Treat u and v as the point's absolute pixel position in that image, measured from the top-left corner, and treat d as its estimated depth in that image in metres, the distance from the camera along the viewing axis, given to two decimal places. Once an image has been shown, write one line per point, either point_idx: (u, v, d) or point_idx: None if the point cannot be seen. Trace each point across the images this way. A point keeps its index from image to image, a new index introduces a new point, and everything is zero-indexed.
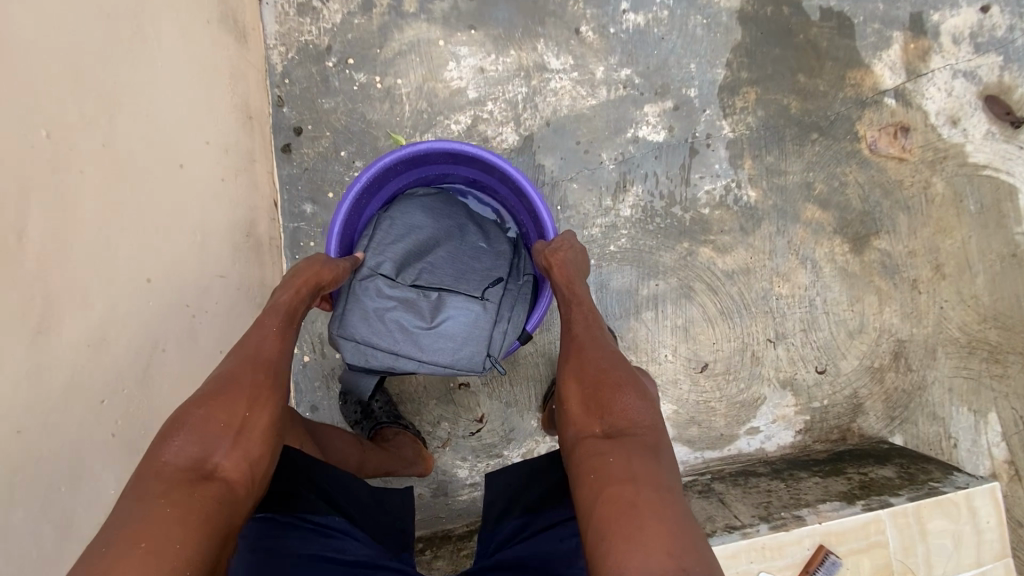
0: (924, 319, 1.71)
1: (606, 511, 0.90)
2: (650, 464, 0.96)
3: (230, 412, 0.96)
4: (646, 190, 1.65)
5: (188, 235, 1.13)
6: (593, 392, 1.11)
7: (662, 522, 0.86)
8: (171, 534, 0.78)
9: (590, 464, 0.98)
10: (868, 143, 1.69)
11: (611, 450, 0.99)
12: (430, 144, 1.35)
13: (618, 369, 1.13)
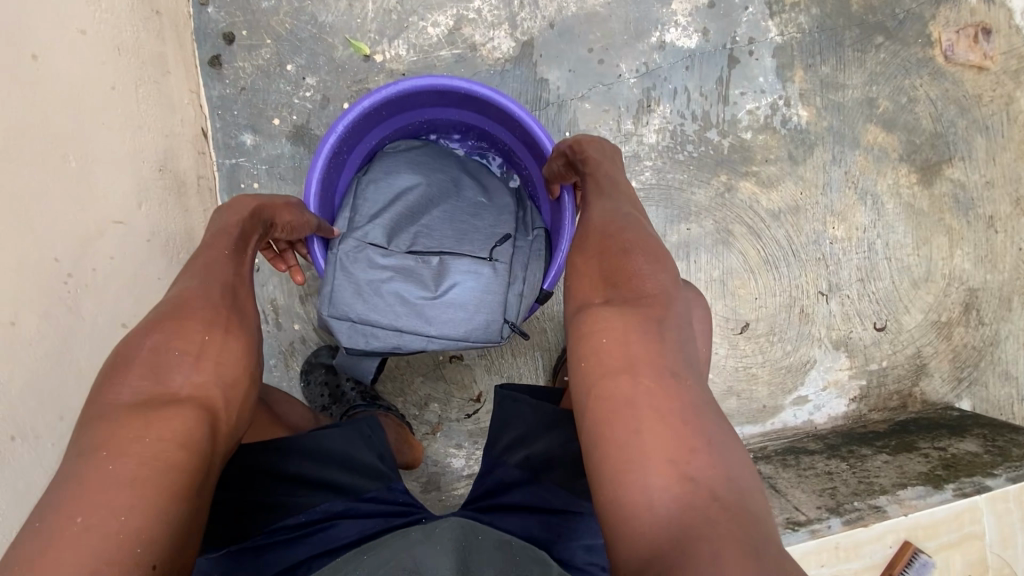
0: (1000, 263, 1.44)
1: (599, 417, 0.66)
2: (665, 357, 0.69)
3: (190, 333, 0.68)
4: (675, 111, 1.33)
5: (54, 159, 0.78)
6: (598, 259, 0.80)
7: (668, 428, 0.63)
8: (115, 501, 0.54)
9: (590, 349, 0.72)
10: (944, 48, 1.36)
11: (622, 331, 0.71)
12: (419, 77, 0.99)
13: (629, 233, 0.81)
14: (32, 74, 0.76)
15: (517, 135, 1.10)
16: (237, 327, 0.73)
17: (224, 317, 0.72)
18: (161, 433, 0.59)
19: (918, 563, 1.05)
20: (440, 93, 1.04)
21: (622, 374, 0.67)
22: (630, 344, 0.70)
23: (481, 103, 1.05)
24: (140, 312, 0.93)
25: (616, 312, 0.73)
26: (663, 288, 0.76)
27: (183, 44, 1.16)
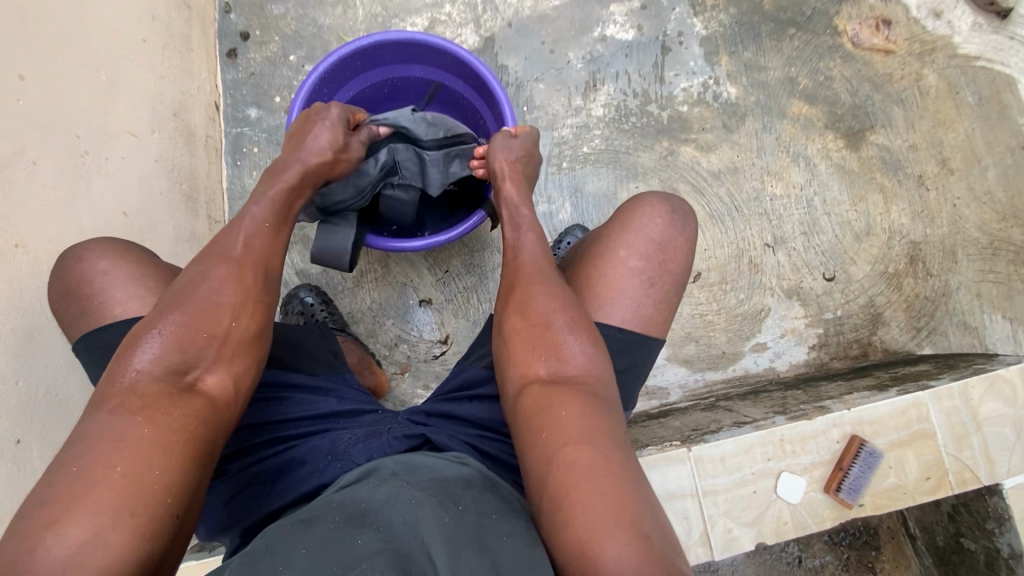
0: (937, 218, 1.53)
1: (561, 479, 0.66)
2: (606, 428, 0.70)
3: (208, 319, 0.74)
4: (618, 89, 1.54)
5: (88, 66, 0.99)
6: (537, 329, 0.80)
7: (619, 488, 0.64)
8: (148, 461, 0.62)
9: (536, 423, 0.72)
10: (850, 36, 1.59)
11: (569, 410, 0.72)
12: (384, 31, 1.21)
13: (560, 314, 0.80)
14: (82, 6, 1.00)
15: (468, 80, 1.30)
16: (254, 311, 0.78)
17: (242, 294, 0.77)
18: (171, 406, 0.67)
19: (866, 454, 1.04)
20: (405, 46, 1.26)
21: (577, 446, 0.68)
22: (580, 416, 0.71)
23: (436, 53, 1.27)
24: (140, 209, 1.09)
25: (562, 393, 0.74)
26: (593, 361, 0.77)
27: (205, 35, 1.42)
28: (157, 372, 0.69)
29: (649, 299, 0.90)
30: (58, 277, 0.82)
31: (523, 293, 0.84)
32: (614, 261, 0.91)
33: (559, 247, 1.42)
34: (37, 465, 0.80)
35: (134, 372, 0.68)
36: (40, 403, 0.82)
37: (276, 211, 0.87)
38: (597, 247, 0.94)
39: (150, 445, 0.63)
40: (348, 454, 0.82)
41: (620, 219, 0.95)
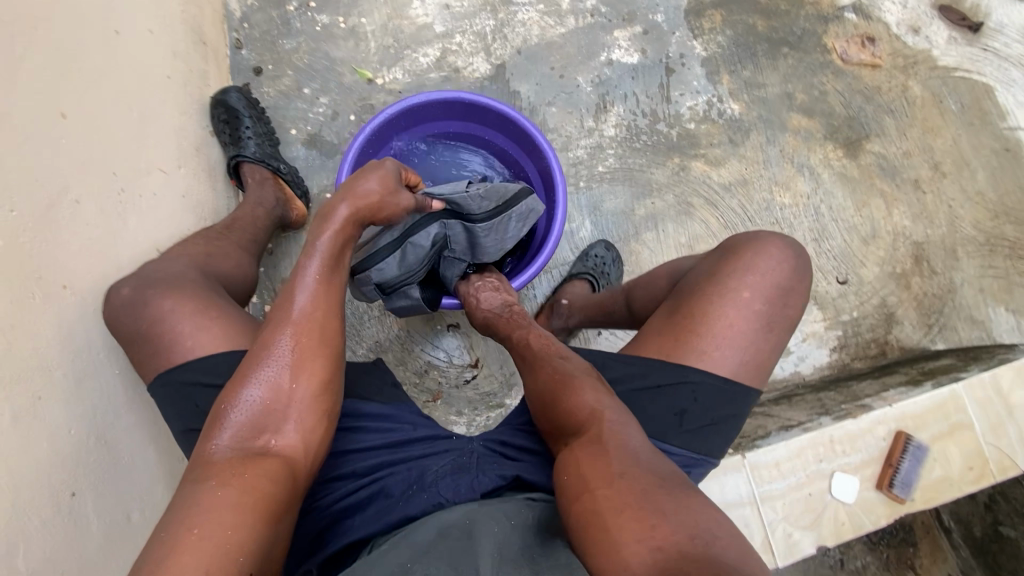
0: (935, 219, 1.61)
1: (575, 497, 0.67)
2: (627, 450, 0.71)
3: (275, 384, 0.73)
4: (628, 110, 1.59)
5: (119, 103, 0.97)
6: (547, 391, 0.84)
7: (633, 497, 0.63)
8: (223, 519, 0.61)
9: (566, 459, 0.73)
10: (839, 53, 1.67)
11: (593, 443, 0.72)
12: (430, 92, 1.24)
13: (568, 372, 0.85)
14: (113, 44, 0.98)
15: (509, 134, 1.32)
16: (318, 370, 0.76)
17: (306, 355, 0.76)
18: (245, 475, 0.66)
19: (914, 448, 1.07)
20: (448, 105, 1.28)
21: (597, 464, 0.69)
22: (595, 442, 0.72)
23: (479, 109, 1.29)
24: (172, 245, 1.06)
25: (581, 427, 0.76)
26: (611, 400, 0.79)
27: (218, 71, 1.41)
28: (235, 441, 0.70)
29: (764, 338, 0.91)
30: (122, 318, 0.80)
31: (533, 368, 0.90)
32: (735, 303, 0.91)
33: (590, 258, 1.46)
34: (91, 517, 0.75)
35: (215, 442, 0.69)
36: (92, 452, 0.77)
37: (333, 261, 0.82)
38: (714, 283, 0.94)
39: (229, 507, 0.63)
40: (436, 485, 0.81)
41: (739, 262, 0.95)
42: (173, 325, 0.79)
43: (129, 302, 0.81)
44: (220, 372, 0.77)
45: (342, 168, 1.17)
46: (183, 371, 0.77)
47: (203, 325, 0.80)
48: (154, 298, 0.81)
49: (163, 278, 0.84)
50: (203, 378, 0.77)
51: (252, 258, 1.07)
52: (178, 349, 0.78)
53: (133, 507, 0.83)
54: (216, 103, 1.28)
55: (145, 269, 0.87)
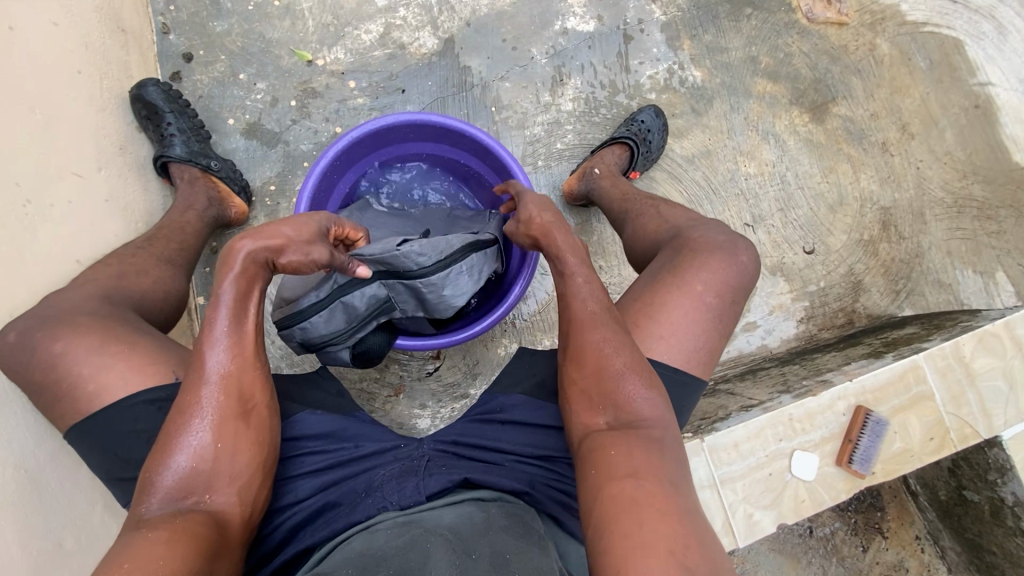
0: (903, 182, 1.57)
1: (606, 503, 0.65)
2: (669, 463, 0.69)
3: (198, 447, 0.69)
4: (586, 82, 1.51)
5: (16, 106, 0.90)
6: (596, 381, 0.78)
7: (667, 517, 0.62)
8: (151, 554, 0.59)
9: (599, 456, 0.71)
10: (805, 11, 1.60)
11: (632, 451, 0.70)
12: (398, 114, 1.15)
13: (613, 361, 0.78)
14: (6, 40, 0.90)
15: (483, 159, 1.24)
16: (241, 428, 0.71)
17: (228, 415, 0.71)
18: (175, 537, 0.62)
19: (873, 422, 1.06)
20: (417, 128, 1.20)
21: (633, 473, 0.67)
22: (639, 451, 0.70)
23: (451, 133, 1.20)
24: (95, 255, 1.00)
25: (622, 434, 0.73)
26: (662, 409, 0.76)
27: (144, 60, 1.32)
28: (164, 507, 0.67)
29: (716, 330, 0.89)
30: (18, 367, 0.75)
31: (575, 342, 0.82)
32: (686, 293, 0.89)
33: (635, 123, 1.43)
34: (15, 552, 0.71)
35: (142, 514, 0.65)
36: (10, 485, 0.74)
37: (247, 307, 0.75)
38: (668, 276, 0.92)
39: (150, 554, 0.59)
40: (381, 489, 0.77)
41: (693, 258, 0.93)
42: (73, 371, 0.74)
43: (18, 346, 0.75)
44: (134, 416, 0.73)
45: (302, 195, 1.09)
46: (92, 424, 0.73)
47: (103, 365, 0.74)
48: (45, 342, 0.75)
49: (55, 315, 0.78)
50: (118, 426, 0.72)
51: (179, 267, 1.02)
52: (82, 392, 0.73)
53: (66, 534, 0.80)
54: (134, 98, 1.19)
55: (47, 298, 0.81)
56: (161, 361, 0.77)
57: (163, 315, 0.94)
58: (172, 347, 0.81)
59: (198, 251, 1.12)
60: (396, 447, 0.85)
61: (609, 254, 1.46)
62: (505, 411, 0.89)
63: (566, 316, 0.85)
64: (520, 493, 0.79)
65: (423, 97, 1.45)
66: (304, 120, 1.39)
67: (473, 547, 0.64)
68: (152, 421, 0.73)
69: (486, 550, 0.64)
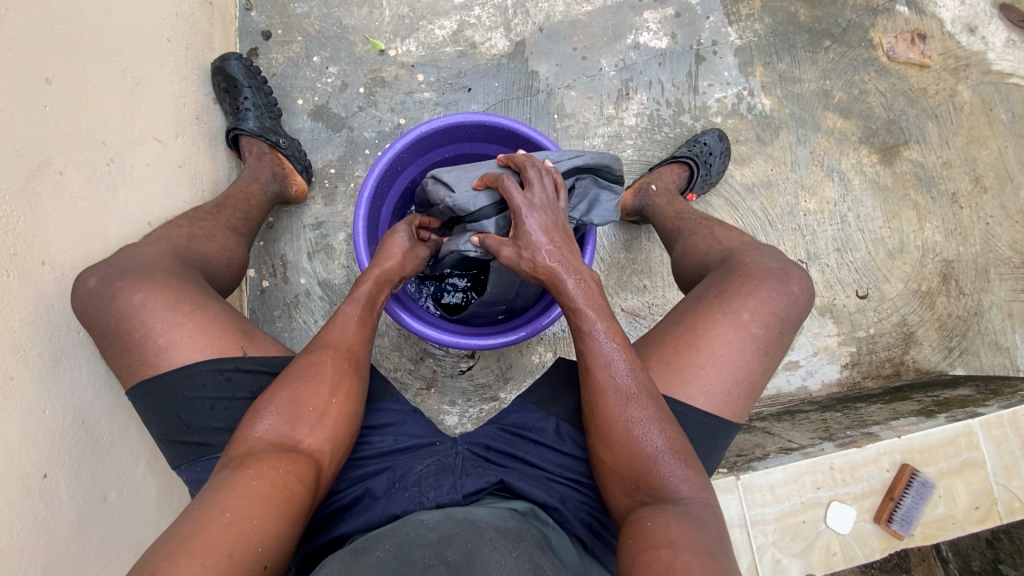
0: (970, 236, 1.51)
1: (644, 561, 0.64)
2: (704, 538, 0.67)
3: (297, 413, 0.74)
4: (652, 98, 1.50)
5: (112, 69, 0.93)
6: (627, 460, 0.75)
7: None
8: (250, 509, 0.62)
9: (637, 536, 0.67)
10: (885, 50, 1.55)
11: (668, 533, 0.66)
12: (470, 115, 1.16)
13: (651, 439, 0.74)
14: (108, 3, 0.94)
15: None
16: (345, 397, 0.78)
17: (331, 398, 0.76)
18: (273, 483, 0.66)
19: (919, 484, 1.03)
20: (485, 130, 1.20)
21: (665, 548, 0.64)
22: (672, 527, 0.67)
23: (520, 141, 1.20)
24: (164, 218, 1.03)
25: (655, 510, 0.70)
26: (697, 486, 0.73)
27: (225, 33, 1.35)
28: (272, 442, 0.71)
29: (760, 362, 0.87)
30: (93, 313, 0.76)
31: (606, 417, 0.77)
32: (732, 320, 0.87)
33: (697, 144, 1.41)
34: (63, 499, 0.74)
35: (250, 446, 0.70)
36: (67, 433, 0.76)
37: (369, 312, 0.89)
38: (714, 301, 0.90)
39: (246, 502, 0.63)
40: (417, 485, 0.76)
41: (740, 285, 0.91)
42: (144, 325, 0.76)
43: (96, 292, 0.77)
44: (202, 383, 0.76)
45: (367, 182, 1.10)
46: (161, 382, 0.75)
47: (176, 323, 0.77)
48: (122, 291, 0.77)
49: (134, 267, 0.80)
50: (187, 391, 0.76)
51: (239, 238, 1.04)
52: (151, 347, 0.76)
53: (110, 487, 0.83)
54: (215, 70, 1.22)
55: (125, 251, 0.83)
56: (227, 330, 0.80)
57: (220, 285, 0.96)
58: (232, 313, 0.84)
59: (260, 225, 1.15)
60: (429, 446, 0.85)
61: (655, 274, 1.44)
62: (535, 429, 0.87)
63: (592, 385, 0.79)
64: (551, 508, 0.78)
65: (487, 97, 1.45)
66: (370, 108, 1.41)
67: (517, 549, 0.62)
68: (218, 390, 0.77)
69: (526, 557, 0.62)
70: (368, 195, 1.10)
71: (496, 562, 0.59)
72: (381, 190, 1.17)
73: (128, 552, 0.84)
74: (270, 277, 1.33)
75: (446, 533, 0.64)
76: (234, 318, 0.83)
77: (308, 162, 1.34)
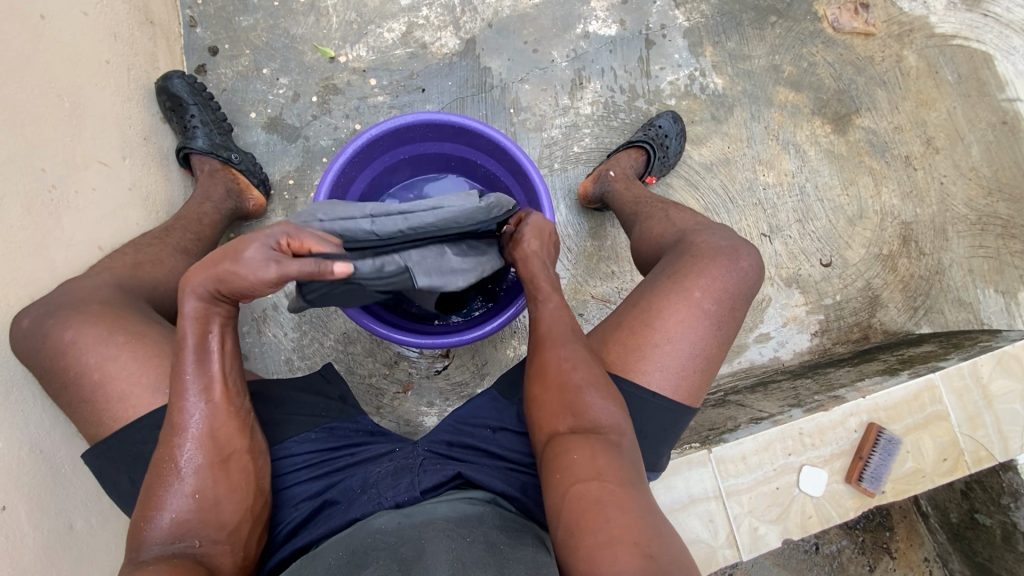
0: (926, 197, 1.54)
1: (573, 513, 0.66)
2: (626, 467, 0.71)
3: (182, 494, 0.69)
4: (605, 86, 1.51)
5: (47, 95, 0.92)
6: (556, 399, 0.78)
7: (631, 518, 0.65)
8: None
9: (559, 471, 0.71)
10: (831, 21, 1.58)
11: (593, 465, 0.70)
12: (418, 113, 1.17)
13: (575, 374, 0.79)
14: (39, 29, 0.93)
15: (501, 162, 1.25)
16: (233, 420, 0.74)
17: (208, 464, 0.70)
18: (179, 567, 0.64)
19: (885, 441, 1.06)
20: (436, 127, 1.20)
21: (591, 482, 0.68)
22: (597, 459, 0.71)
23: (471, 135, 1.21)
24: (116, 242, 1.02)
25: (580, 440, 0.73)
26: (617, 414, 0.76)
27: (171, 51, 1.34)
28: (162, 543, 0.67)
29: (714, 337, 0.88)
30: (31, 353, 0.76)
31: (541, 363, 0.82)
32: (685, 299, 0.88)
33: (652, 127, 1.43)
34: (27, 530, 0.73)
35: (139, 556, 0.66)
36: (25, 464, 0.76)
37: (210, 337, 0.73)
38: (667, 282, 0.91)
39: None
40: (376, 487, 0.77)
41: (692, 264, 0.92)
42: (82, 360, 0.76)
43: (31, 331, 0.77)
44: (144, 438, 0.74)
45: (322, 184, 1.10)
46: (109, 440, 0.74)
47: (109, 356, 0.76)
48: (55, 328, 0.76)
49: (66, 302, 0.79)
50: (132, 448, 0.74)
51: (194, 256, 1.04)
52: (91, 383, 0.76)
53: (77, 516, 0.82)
54: (160, 90, 1.22)
55: (64, 285, 0.83)
56: (165, 354, 0.79)
57: (176, 306, 0.96)
58: (175, 334, 0.83)
59: (216, 243, 1.14)
60: (391, 452, 0.86)
61: (622, 259, 1.45)
62: (496, 418, 0.88)
63: (536, 333, 0.87)
64: (512, 497, 0.79)
65: (442, 97, 1.46)
66: (324, 116, 1.41)
67: (471, 535, 0.65)
68: (158, 444, 0.75)
69: (480, 539, 0.65)
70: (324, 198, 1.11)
71: (445, 543, 0.62)
72: (337, 195, 1.17)
73: None
74: None
75: (401, 530, 0.66)
76: (176, 336, 0.82)
77: (264, 175, 1.33)
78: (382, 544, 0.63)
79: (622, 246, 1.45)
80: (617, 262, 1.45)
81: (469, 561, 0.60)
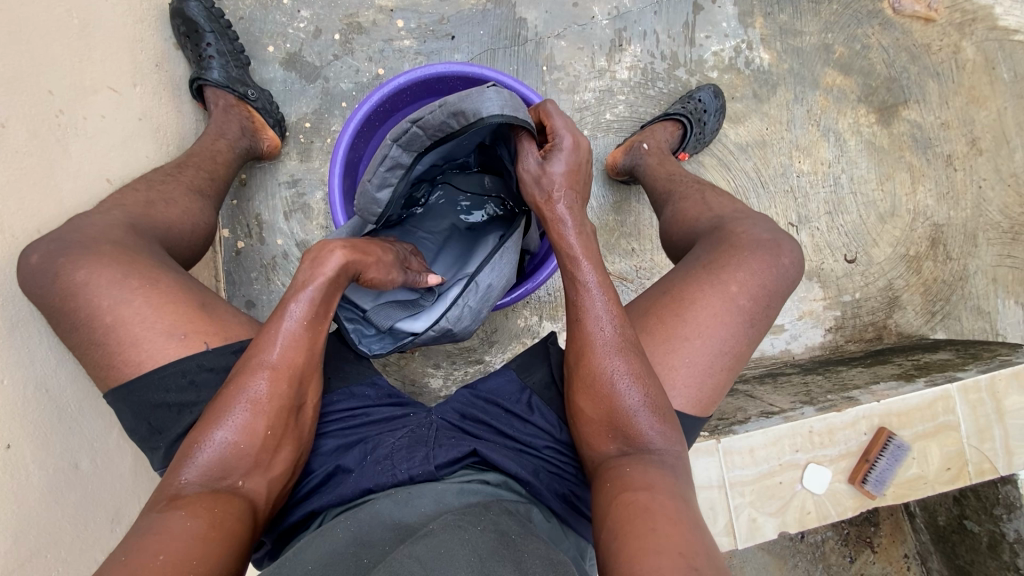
0: (961, 200, 1.49)
1: (620, 516, 0.65)
2: (678, 483, 0.70)
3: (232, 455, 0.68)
4: (645, 50, 1.42)
5: (54, 9, 0.85)
6: (607, 410, 0.76)
7: (680, 530, 0.63)
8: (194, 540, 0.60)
9: (614, 484, 0.71)
10: (891, 2, 1.48)
11: (645, 477, 0.70)
12: (451, 64, 1.09)
13: (631, 393, 0.75)
14: None
15: None
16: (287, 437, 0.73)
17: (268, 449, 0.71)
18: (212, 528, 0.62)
19: (893, 446, 1.07)
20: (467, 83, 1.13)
21: (642, 490, 0.68)
22: (649, 473, 0.71)
23: None
24: (125, 175, 0.97)
25: (633, 460, 0.73)
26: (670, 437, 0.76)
27: None
28: (203, 481, 0.67)
29: (745, 333, 0.86)
30: (39, 291, 0.72)
31: (586, 370, 0.78)
32: (720, 292, 0.86)
33: (691, 101, 1.35)
34: (31, 468, 0.72)
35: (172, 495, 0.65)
36: (31, 403, 0.74)
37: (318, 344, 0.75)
38: (703, 272, 0.89)
39: (191, 539, 0.60)
40: (390, 458, 0.76)
41: (728, 255, 0.90)
42: (94, 302, 0.73)
43: (39, 269, 0.73)
44: (165, 387, 0.73)
45: (343, 134, 1.07)
46: (127, 390, 0.73)
47: (123, 299, 0.73)
48: (66, 267, 0.73)
49: (80, 240, 0.76)
50: (153, 397, 0.73)
51: (207, 198, 0.99)
52: (102, 325, 0.73)
53: (82, 456, 0.81)
54: (174, 12, 1.13)
55: (73, 221, 0.79)
56: (180, 303, 0.76)
57: (188, 250, 0.92)
58: (193, 283, 0.80)
59: (228, 185, 1.09)
60: (405, 418, 0.85)
61: (643, 236, 1.41)
62: (510, 401, 0.87)
63: (577, 340, 0.80)
64: (524, 481, 0.77)
65: (472, 47, 1.37)
66: (346, 57, 1.32)
67: (480, 522, 0.63)
68: (183, 394, 0.74)
69: (490, 527, 0.62)
70: (343, 150, 1.07)
71: (459, 540, 0.58)
72: (358, 143, 1.13)
73: (104, 519, 0.84)
74: (246, 238, 1.28)
75: (414, 519, 0.65)
76: (188, 282, 0.80)
77: (280, 115, 1.26)
78: (392, 533, 0.63)
79: (647, 221, 1.40)
80: (638, 237, 1.41)
81: (484, 552, 0.58)
